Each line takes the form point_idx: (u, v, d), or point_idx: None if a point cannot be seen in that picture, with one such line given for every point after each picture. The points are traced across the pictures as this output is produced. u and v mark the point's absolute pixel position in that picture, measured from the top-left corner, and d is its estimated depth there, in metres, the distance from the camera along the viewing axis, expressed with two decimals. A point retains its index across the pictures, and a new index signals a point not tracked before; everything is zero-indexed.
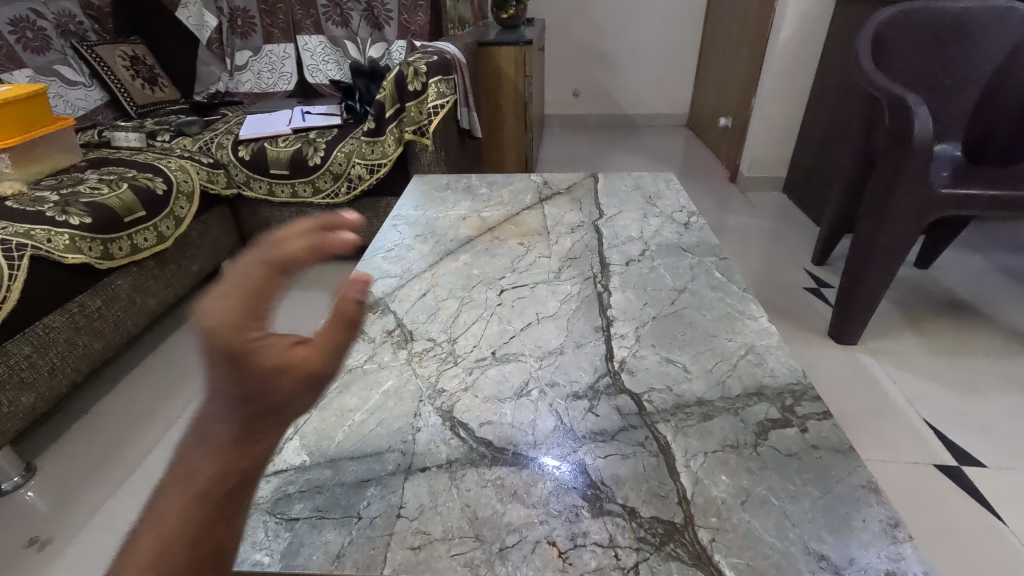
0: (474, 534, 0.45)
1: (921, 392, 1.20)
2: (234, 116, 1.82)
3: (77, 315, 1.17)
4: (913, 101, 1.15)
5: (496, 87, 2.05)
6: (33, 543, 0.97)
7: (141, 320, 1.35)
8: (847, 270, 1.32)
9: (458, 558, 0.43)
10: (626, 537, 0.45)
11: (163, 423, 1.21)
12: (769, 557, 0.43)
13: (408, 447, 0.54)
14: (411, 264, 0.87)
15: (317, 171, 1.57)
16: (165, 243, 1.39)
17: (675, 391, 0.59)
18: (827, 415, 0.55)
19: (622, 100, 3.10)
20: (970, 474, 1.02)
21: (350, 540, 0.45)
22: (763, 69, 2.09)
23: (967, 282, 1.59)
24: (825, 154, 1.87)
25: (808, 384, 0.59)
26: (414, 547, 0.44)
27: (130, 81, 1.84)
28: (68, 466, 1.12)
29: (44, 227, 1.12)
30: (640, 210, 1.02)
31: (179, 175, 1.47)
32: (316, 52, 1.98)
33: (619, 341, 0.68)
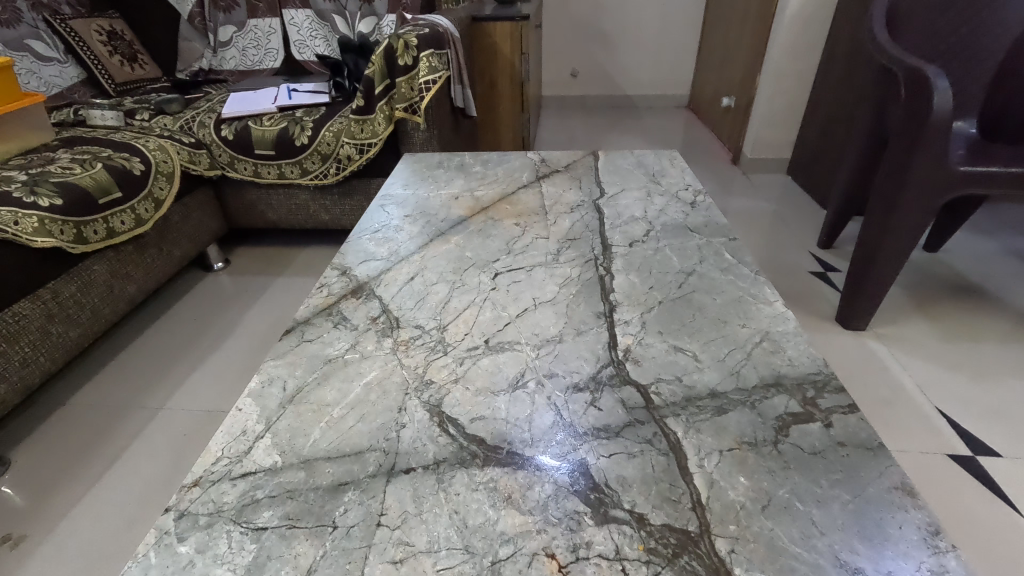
0: (463, 545, 0.40)
1: (933, 379, 1.16)
2: (217, 94, 1.73)
3: (49, 302, 1.11)
4: (932, 72, 1.08)
5: (491, 64, 1.96)
6: (6, 541, 0.92)
7: (120, 307, 1.29)
8: (858, 252, 1.27)
9: (445, 573, 0.38)
10: (634, 549, 0.40)
11: (146, 414, 1.16)
12: (796, 571, 0.38)
13: (390, 446, 0.48)
14: (399, 246, 0.81)
15: (304, 151, 1.50)
16: (144, 226, 1.32)
17: (685, 382, 0.54)
18: (853, 408, 0.50)
19: (622, 79, 3.01)
20: (985, 464, 0.98)
21: (323, 552, 0.40)
22: (768, 46, 2.01)
23: (977, 264, 1.54)
24: (832, 133, 1.81)
25: (831, 374, 0.54)
26: (395, 561, 0.39)
27: (107, 57, 1.76)
28: (43, 461, 1.06)
29: (11, 209, 1.06)
30: (644, 189, 0.96)
31: (158, 155, 1.40)
32: (303, 27, 1.89)
33: (623, 328, 0.62)
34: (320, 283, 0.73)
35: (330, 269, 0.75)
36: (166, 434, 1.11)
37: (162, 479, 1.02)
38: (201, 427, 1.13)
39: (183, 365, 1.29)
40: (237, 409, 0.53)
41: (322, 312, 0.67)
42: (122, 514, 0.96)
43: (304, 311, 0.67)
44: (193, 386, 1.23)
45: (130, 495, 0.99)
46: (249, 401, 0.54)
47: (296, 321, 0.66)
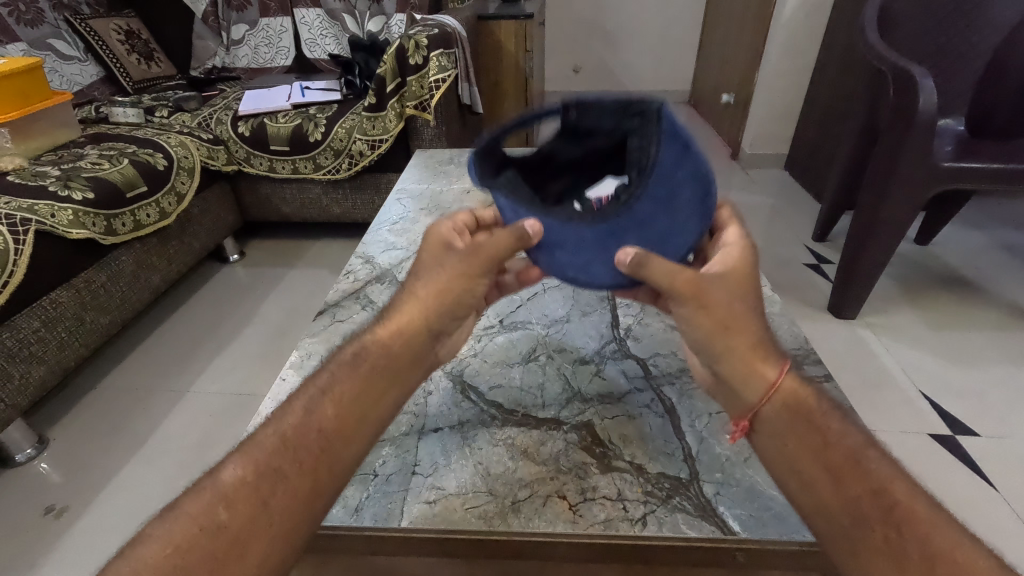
0: (487, 489, 0.47)
1: (917, 364, 1.22)
2: (231, 92, 1.79)
3: (83, 290, 1.17)
4: (918, 72, 1.14)
5: (497, 62, 2.02)
6: (50, 511, 0.99)
7: (146, 296, 1.36)
8: (849, 245, 1.33)
9: (472, 511, 0.45)
10: (634, 491, 0.46)
11: (173, 397, 1.23)
12: (772, 508, 0.45)
13: (420, 410, 0.55)
14: (417, 237, 0.87)
15: (318, 147, 1.56)
16: (168, 219, 1.39)
17: (680, 356, 0.61)
18: (829, 377, 0.57)
19: (623, 76, 3.06)
20: (965, 443, 1.04)
21: (367, 495, 0.47)
22: (767, 43, 2.05)
23: (965, 257, 1.60)
24: (828, 130, 1.86)
25: (811, 349, 0.61)
26: (429, 501, 0.46)
27: (125, 55, 1.81)
28: (80, 439, 1.13)
29: (48, 202, 1.12)
30: None
31: (180, 151, 1.47)
32: (314, 26, 1.94)
33: (624, 309, 0.69)
34: (346, 271, 0.80)
35: (354, 258, 0.82)
36: (193, 415, 1.18)
37: (191, 455, 1.09)
38: (227, 408, 1.19)
39: (206, 351, 1.36)
40: (281, 379, 0.60)
41: (350, 296, 0.74)
42: (155, 487, 1.03)
43: (334, 296, 0.74)
44: (217, 371, 1.29)
45: (162, 471, 1.06)
46: (291, 373, 0.61)
47: (327, 304, 0.72)
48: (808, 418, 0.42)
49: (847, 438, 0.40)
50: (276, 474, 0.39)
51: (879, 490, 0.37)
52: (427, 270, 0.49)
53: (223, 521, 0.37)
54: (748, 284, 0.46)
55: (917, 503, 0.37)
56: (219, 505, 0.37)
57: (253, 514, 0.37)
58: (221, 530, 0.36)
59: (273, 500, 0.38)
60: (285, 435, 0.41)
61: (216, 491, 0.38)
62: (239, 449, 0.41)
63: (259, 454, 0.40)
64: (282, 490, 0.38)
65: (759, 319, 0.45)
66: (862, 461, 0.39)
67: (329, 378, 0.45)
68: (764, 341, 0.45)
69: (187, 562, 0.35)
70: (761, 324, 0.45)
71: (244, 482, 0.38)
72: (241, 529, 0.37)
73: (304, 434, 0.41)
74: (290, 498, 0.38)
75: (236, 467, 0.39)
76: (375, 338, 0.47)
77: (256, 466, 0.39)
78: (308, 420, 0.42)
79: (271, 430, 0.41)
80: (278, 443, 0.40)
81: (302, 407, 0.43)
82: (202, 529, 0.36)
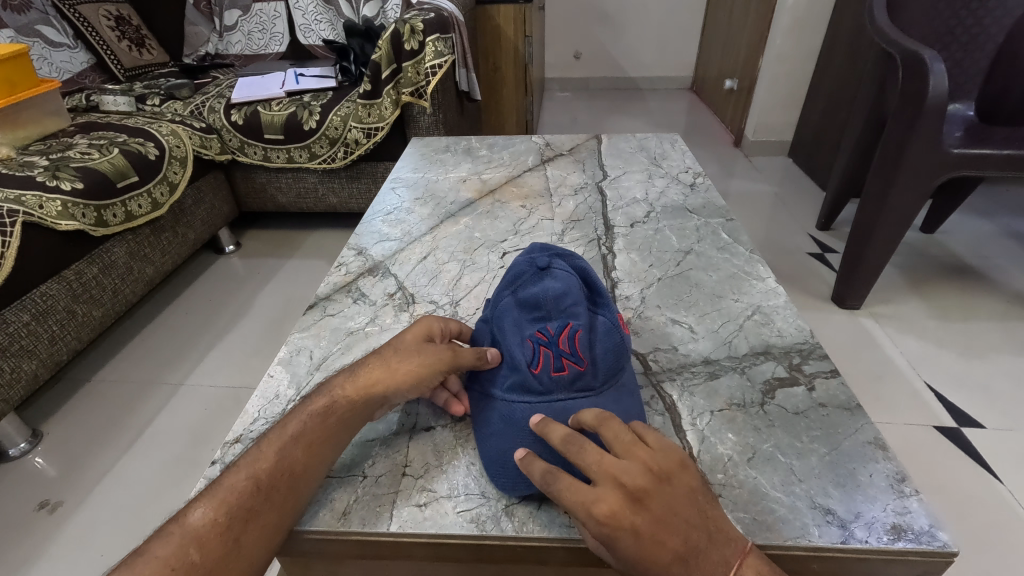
0: (480, 492, 0.46)
1: (923, 355, 1.20)
2: (225, 79, 1.76)
3: (74, 283, 1.15)
4: (929, 55, 1.10)
5: (496, 47, 1.98)
6: (44, 506, 0.98)
7: (140, 288, 1.34)
8: (854, 234, 1.31)
9: (464, 514, 0.44)
10: None
11: (168, 390, 1.22)
12: (776, 512, 0.43)
13: (412, 408, 0.54)
14: (411, 227, 0.85)
15: (312, 135, 1.53)
16: (160, 210, 1.36)
17: (681, 351, 0.59)
18: (834, 373, 0.55)
19: (624, 61, 3.01)
20: (969, 435, 1.02)
21: (356, 498, 0.46)
22: (771, 27, 2.01)
23: (972, 245, 1.57)
24: (834, 116, 1.82)
25: (816, 344, 0.59)
26: (420, 505, 0.45)
27: (116, 42, 1.77)
28: (74, 433, 1.12)
29: (35, 193, 1.10)
30: (645, 171, 1.00)
31: (171, 140, 1.44)
32: (308, 11, 1.88)
33: (625, 302, 0.67)
34: (338, 263, 0.78)
35: (346, 250, 0.80)
36: (188, 408, 1.17)
37: (186, 449, 1.08)
38: (221, 401, 1.18)
39: (201, 344, 1.34)
40: (268, 376, 0.58)
41: (341, 289, 0.72)
42: (151, 481, 1.02)
43: (325, 288, 0.72)
44: (212, 364, 1.28)
45: (156, 465, 1.05)
46: (280, 369, 0.59)
47: (319, 296, 0.70)
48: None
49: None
50: (248, 516, 0.40)
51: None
52: (403, 352, 0.50)
53: (196, 561, 0.37)
54: (649, 545, 0.36)
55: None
56: (190, 545, 0.38)
57: (225, 552, 0.38)
58: (193, 568, 0.37)
59: (243, 537, 0.39)
60: (256, 478, 0.42)
61: (183, 533, 0.38)
62: (207, 493, 0.41)
63: (230, 497, 0.40)
64: (255, 526, 0.40)
65: (678, 544, 0.37)
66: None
67: (299, 424, 0.45)
68: (696, 569, 0.36)
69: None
70: (684, 543, 0.37)
71: (215, 524, 0.39)
72: (212, 561, 0.38)
73: (278, 475, 0.42)
74: (260, 530, 0.40)
75: (203, 510, 0.40)
76: (344, 394, 0.48)
77: (228, 508, 0.40)
78: (282, 463, 0.43)
79: (242, 474, 0.42)
80: (250, 487, 0.41)
81: (274, 451, 0.44)
82: (174, 569, 0.37)
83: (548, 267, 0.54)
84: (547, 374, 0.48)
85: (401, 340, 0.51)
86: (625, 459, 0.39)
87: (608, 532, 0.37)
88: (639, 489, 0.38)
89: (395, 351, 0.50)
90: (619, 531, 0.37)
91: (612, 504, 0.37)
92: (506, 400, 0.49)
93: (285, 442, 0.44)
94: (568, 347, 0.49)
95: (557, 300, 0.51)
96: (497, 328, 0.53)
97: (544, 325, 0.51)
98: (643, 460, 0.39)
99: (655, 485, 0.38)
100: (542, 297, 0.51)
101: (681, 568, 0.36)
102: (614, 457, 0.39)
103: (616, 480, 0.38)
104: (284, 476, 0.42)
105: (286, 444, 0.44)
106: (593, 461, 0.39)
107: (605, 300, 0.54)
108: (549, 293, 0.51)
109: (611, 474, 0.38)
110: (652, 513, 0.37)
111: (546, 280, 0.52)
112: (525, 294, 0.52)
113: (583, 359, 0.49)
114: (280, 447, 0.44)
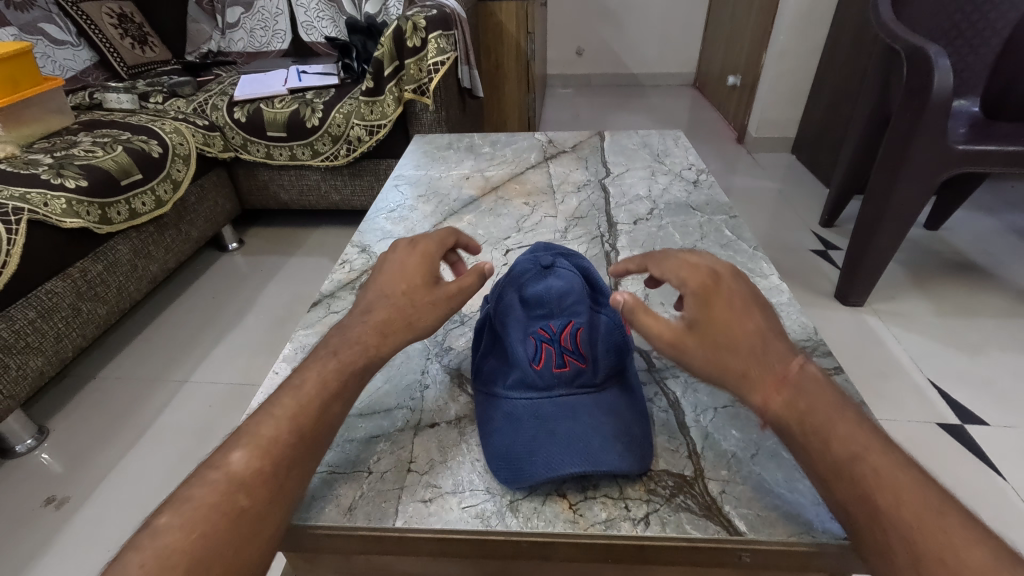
0: (485, 487, 0.46)
1: (926, 352, 1.20)
2: (227, 76, 1.76)
3: (78, 280, 1.15)
4: (934, 51, 1.10)
5: (497, 43, 1.97)
6: (50, 502, 0.99)
7: (143, 285, 1.34)
8: (858, 230, 1.30)
9: (469, 510, 0.44)
10: (636, 490, 0.45)
11: (172, 387, 1.22)
12: (780, 507, 0.44)
13: (416, 404, 0.54)
14: (414, 225, 0.85)
15: (315, 133, 1.53)
16: (164, 207, 1.37)
17: None
18: (839, 369, 0.55)
19: (627, 58, 3.00)
20: (973, 433, 1.02)
21: (361, 493, 0.46)
22: (775, 23, 2.00)
23: (976, 242, 1.56)
24: (838, 112, 1.82)
25: (820, 341, 0.60)
26: (425, 500, 0.45)
27: (119, 39, 1.77)
28: (78, 431, 1.13)
29: (40, 191, 1.10)
30: (648, 168, 1.00)
31: (174, 138, 1.44)
32: (310, 8, 1.88)
33: None
34: (342, 259, 0.78)
35: (350, 247, 0.80)
36: (194, 404, 1.18)
37: (191, 445, 1.09)
38: (225, 398, 1.19)
39: (204, 341, 1.35)
40: (273, 372, 0.59)
41: (345, 287, 0.72)
42: (157, 477, 1.03)
43: (329, 285, 0.72)
44: (217, 361, 1.28)
45: (162, 461, 1.06)
46: (284, 365, 0.59)
47: (322, 293, 0.71)
48: (815, 414, 0.40)
49: (851, 443, 0.38)
50: (292, 464, 0.41)
51: (869, 493, 0.36)
52: (419, 305, 0.53)
53: (245, 507, 0.38)
54: (737, 308, 0.46)
55: (909, 505, 0.35)
56: (238, 491, 0.38)
57: (273, 496, 0.39)
58: (242, 512, 0.37)
59: (287, 485, 0.40)
60: (299, 430, 0.42)
61: (232, 480, 0.39)
62: (242, 441, 0.41)
63: (274, 448, 0.41)
64: (294, 479, 0.41)
65: (758, 321, 0.46)
66: (861, 467, 0.37)
67: (338, 379, 0.46)
68: (767, 342, 0.44)
69: (213, 539, 0.35)
70: (760, 325, 0.45)
71: (262, 471, 0.39)
72: (260, 509, 0.38)
73: (320, 427, 0.43)
74: (300, 479, 0.41)
75: (248, 458, 0.40)
76: (374, 346, 0.49)
77: (273, 458, 0.40)
78: (323, 416, 0.44)
79: (285, 426, 0.42)
80: (296, 438, 0.42)
81: (316, 405, 0.44)
82: (224, 513, 0.37)
83: (552, 266, 0.54)
84: (549, 370, 0.49)
85: (410, 292, 0.53)
86: (724, 262, 0.51)
87: (704, 291, 0.47)
88: (730, 277, 0.49)
89: (412, 305, 0.52)
90: (715, 293, 0.47)
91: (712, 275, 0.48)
92: (508, 399, 0.49)
93: (323, 396, 0.45)
94: (571, 344, 0.50)
95: (560, 299, 0.52)
96: (499, 322, 0.53)
97: (547, 322, 0.51)
98: (733, 269, 0.50)
99: (741, 281, 0.49)
100: (545, 295, 0.52)
101: (758, 336, 0.44)
102: (712, 262, 0.50)
103: (714, 270, 0.49)
104: (322, 429, 0.44)
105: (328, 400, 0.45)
106: (694, 260, 0.51)
107: (604, 299, 0.55)
108: (552, 291, 0.52)
109: (710, 267, 0.49)
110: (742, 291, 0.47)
111: (550, 279, 0.53)
112: (529, 292, 0.52)
113: (585, 356, 0.50)
114: (321, 397, 0.45)
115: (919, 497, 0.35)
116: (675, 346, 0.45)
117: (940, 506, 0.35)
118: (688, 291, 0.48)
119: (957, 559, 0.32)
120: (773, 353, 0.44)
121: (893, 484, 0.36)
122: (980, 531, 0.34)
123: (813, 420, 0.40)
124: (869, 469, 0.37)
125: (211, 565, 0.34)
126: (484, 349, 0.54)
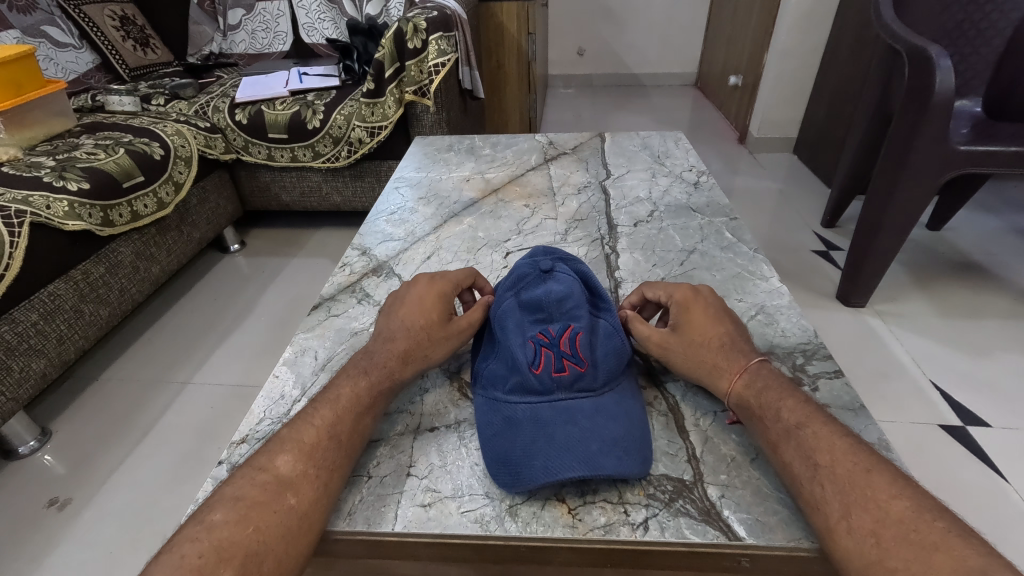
0: (484, 492, 0.46)
1: (928, 353, 1.20)
2: (229, 78, 1.76)
3: (80, 282, 1.16)
4: (935, 52, 1.09)
5: (499, 44, 1.97)
6: (53, 503, 0.99)
7: (145, 287, 1.34)
8: (860, 232, 1.30)
9: (468, 514, 0.44)
10: (636, 494, 0.45)
11: (174, 388, 1.22)
12: (779, 513, 0.43)
13: (417, 409, 0.54)
14: (415, 228, 0.85)
15: (316, 135, 1.53)
16: (166, 209, 1.37)
17: None
18: (838, 373, 0.55)
19: (629, 58, 3.00)
20: (975, 435, 1.01)
21: (361, 498, 0.46)
22: (777, 23, 1.99)
23: (978, 242, 1.56)
24: (840, 111, 1.81)
25: (820, 344, 0.59)
26: (424, 505, 0.45)
27: (121, 42, 1.78)
28: (81, 432, 1.13)
29: (43, 194, 1.10)
30: (649, 170, 1.00)
31: (176, 140, 1.45)
32: (312, 10, 1.89)
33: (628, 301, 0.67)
34: (342, 263, 0.78)
35: (351, 250, 0.80)
36: (196, 406, 1.18)
37: (193, 447, 1.09)
38: (228, 399, 1.19)
39: (206, 343, 1.35)
40: (273, 376, 0.59)
41: (346, 289, 0.72)
42: (160, 477, 1.03)
43: (329, 288, 0.72)
44: (219, 363, 1.29)
45: (164, 463, 1.06)
46: (284, 369, 0.59)
47: (322, 296, 0.71)
48: (769, 394, 0.46)
49: (797, 413, 0.44)
50: (333, 465, 0.44)
51: (812, 454, 0.41)
52: (435, 340, 0.54)
53: (294, 503, 0.41)
54: (710, 317, 0.54)
55: (842, 464, 0.40)
56: (288, 491, 0.41)
57: (317, 495, 0.42)
58: (290, 508, 0.40)
59: (324, 480, 0.43)
60: (337, 435, 0.46)
61: (276, 476, 0.42)
62: (286, 446, 0.44)
63: (316, 450, 0.44)
64: (336, 479, 0.44)
65: (727, 328, 0.53)
66: (803, 434, 0.43)
67: (371, 394, 0.49)
68: (733, 343, 0.52)
69: (257, 529, 0.38)
70: (729, 331, 0.53)
71: (306, 472, 0.43)
72: (311, 504, 0.41)
73: (354, 435, 0.46)
74: (340, 479, 0.45)
75: (291, 461, 0.43)
76: (393, 365, 0.52)
77: (317, 460, 0.44)
78: (358, 428, 0.47)
79: (326, 432, 0.45)
80: (335, 443, 0.45)
81: (350, 417, 0.47)
82: (275, 510, 0.40)
83: (552, 271, 0.55)
84: (548, 375, 0.49)
85: (428, 326, 0.55)
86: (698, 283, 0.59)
87: (683, 303, 0.55)
88: (708, 294, 0.56)
89: (428, 339, 0.54)
90: (691, 305, 0.55)
91: (690, 291, 0.56)
92: (507, 403, 0.49)
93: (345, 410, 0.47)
94: (569, 348, 0.50)
95: (559, 302, 0.52)
96: (498, 328, 0.53)
97: (546, 326, 0.52)
98: (708, 289, 0.58)
99: (715, 298, 0.56)
100: (544, 300, 0.52)
101: (726, 338, 0.52)
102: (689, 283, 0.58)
103: (689, 286, 0.57)
104: (356, 436, 0.47)
105: (362, 414, 0.48)
106: (674, 281, 0.58)
107: (605, 306, 0.55)
108: (551, 296, 0.52)
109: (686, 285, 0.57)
110: (714, 305, 0.55)
111: (549, 283, 0.54)
112: (527, 296, 0.53)
113: (584, 360, 0.49)
114: (356, 407, 0.48)
115: (850, 456, 0.40)
116: (660, 346, 0.53)
117: (868, 465, 0.40)
118: (672, 302, 0.56)
119: (879, 508, 0.37)
120: (736, 351, 0.51)
121: (830, 446, 0.41)
122: (903, 485, 0.38)
123: (766, 397, 0.46)
124: (811, 435, 0.42)
125: (264, 558, 0.37)
126: (484, 354, 0.55)
